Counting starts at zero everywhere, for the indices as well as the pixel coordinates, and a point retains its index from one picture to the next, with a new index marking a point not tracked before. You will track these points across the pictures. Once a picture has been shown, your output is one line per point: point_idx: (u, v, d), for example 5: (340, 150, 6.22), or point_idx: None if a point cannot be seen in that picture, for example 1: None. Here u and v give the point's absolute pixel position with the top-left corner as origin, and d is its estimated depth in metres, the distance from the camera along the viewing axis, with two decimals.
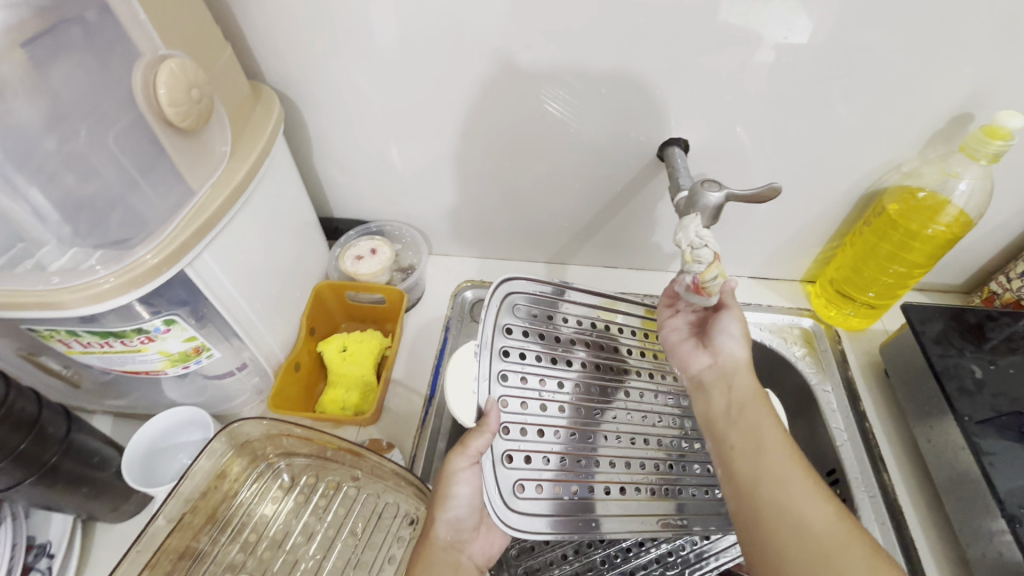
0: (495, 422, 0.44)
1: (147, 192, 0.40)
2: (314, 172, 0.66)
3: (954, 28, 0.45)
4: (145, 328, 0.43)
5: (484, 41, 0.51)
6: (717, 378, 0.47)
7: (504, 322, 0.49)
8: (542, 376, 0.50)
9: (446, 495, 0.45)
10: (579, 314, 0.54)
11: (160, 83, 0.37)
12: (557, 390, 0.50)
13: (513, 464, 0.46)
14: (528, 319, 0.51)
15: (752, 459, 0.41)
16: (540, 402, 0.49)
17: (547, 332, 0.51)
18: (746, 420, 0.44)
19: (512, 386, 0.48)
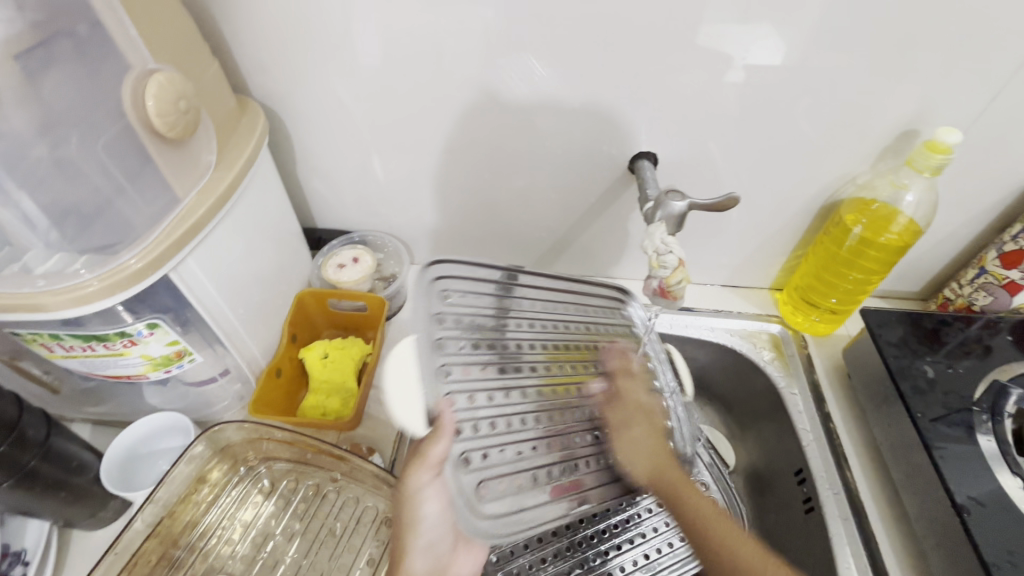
0: (450, 422, 0.39)
1: (134, 198, 0.41)
2: (298, 183, 0.68)
3: (895, 51, 0.49)
4: (128, 332, 0.44)
5: (462, 57, 0.53)
6: (627, 410, 0.48)
7: (434, 309, 0.43)
8: (484, 361, 0.44)
9: (414, 519, 0.43)
10: (494, 292, 0.47)
11: (149, 95, 0.38)
12: (503, 374, 0.44)
13: (473, 465, 0.40)
14: (443, 306, 0.44)
15: (682, 500, 0.45)
16: (487, 394, 0.43)
17: (476, 314, 0.45)
18: (645, 454, 0.47)
19: (456, 381, 0.41)
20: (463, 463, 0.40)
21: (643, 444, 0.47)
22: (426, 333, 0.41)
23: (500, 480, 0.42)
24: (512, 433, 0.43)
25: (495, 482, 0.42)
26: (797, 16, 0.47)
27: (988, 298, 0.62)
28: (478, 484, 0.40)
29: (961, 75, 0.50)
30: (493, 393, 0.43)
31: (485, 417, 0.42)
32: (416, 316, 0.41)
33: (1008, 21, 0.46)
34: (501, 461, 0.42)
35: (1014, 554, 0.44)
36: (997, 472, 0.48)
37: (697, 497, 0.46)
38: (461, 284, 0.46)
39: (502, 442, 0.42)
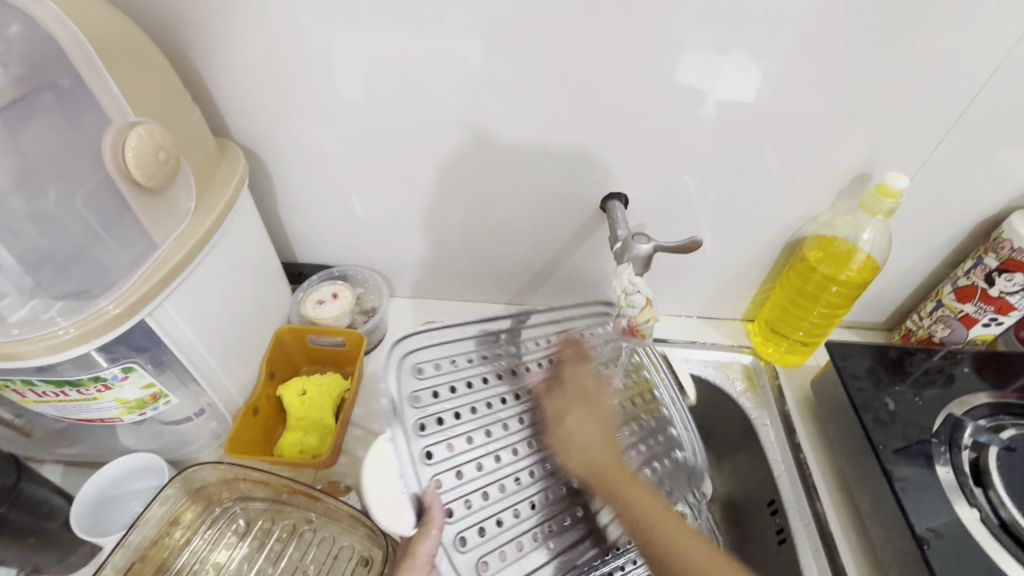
0: (439, 518, 0.40)
1: (110, 246, 0.42)
2: (278, 220, 0.69)
3: (846, 98, 0.52)
4: (102, 376, 0.45)
5: (438, 103, 0.56)
6: (569, 398, 0.49)
7: (409, 391, 0.43)
8: (467, 432, 0.44)
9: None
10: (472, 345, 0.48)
11: (128, 147, 0.40)
12: (489, 438, 0.45)
13: (468, 545, 0.42)
14: (418, 380, 0.44)
15: (624, 487, 0.47)
16: (474, 465, 0.44)
17: (455, 382, 0.46)
18: (596, 444, 0.48)
19: (440, 461, 0.42)
20: (459, 544, 0.41)
21: (587, 427, 0.49)
22: (404, 421, 0.42)
23: (500, 548, 0.43)
24: (508, 498, 0.44)
25: (490, 553, 0.42)
26: (750, 68, 0.51)
27: (947, 329, 0.64)
28: (479, 559, 0.42)
29: (905, 122, 0.53)
30: (481, 461, 0.44)
31: (476, 490, 0.43)
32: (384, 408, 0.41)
33: (945, 74, 0.50)
34: (498, 530, 0.43)
35: None
36: (956, 503, 0.50)
37: (640, 499, 0.46)
38: (427, 350, 0.45)
39: (495, 511, 0.44)
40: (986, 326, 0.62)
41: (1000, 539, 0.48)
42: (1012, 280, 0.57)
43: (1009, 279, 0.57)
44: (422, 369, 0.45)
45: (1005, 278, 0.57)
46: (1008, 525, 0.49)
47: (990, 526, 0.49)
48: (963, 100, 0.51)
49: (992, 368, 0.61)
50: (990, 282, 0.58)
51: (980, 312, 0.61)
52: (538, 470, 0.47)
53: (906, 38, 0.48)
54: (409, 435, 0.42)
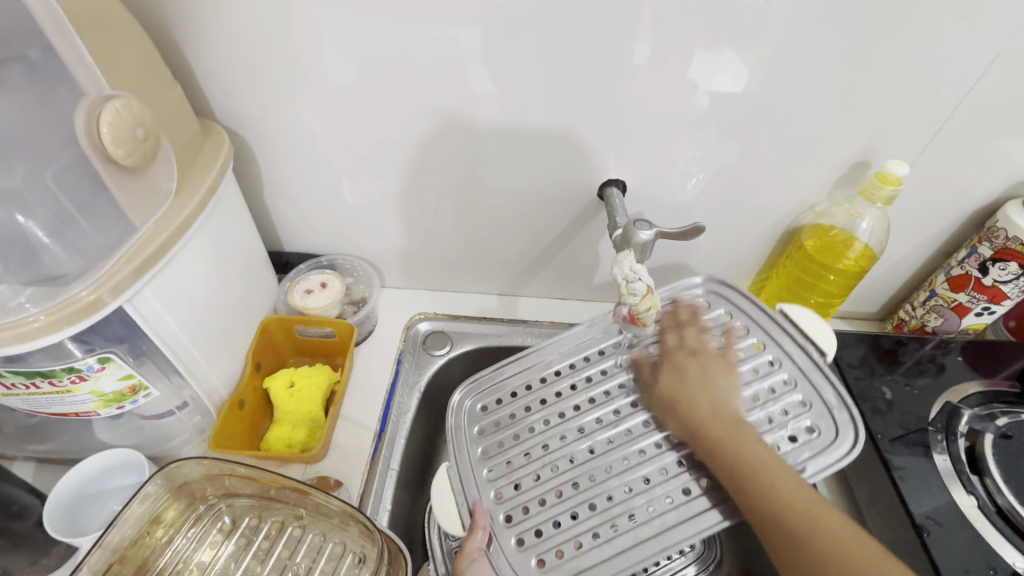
0: (482, 516, 0.45)
1: (86, 229, 0.40)
2: (264, 206, 0.67)
3: (850, 85, 0.51)
4: (77, 367, 0.43)
5: (432, 85, 0.54)
6: (689, 363, 0.49)
7: (473, 416, 0.53)
8: (524, 449, 0.49)
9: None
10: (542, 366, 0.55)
11: (104, 121, 0.37)
12: (547, 451, 0.49)
13: (525, 545, 0.44)
14: (491, 405, 0.53)
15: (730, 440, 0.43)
16: (533, 475, 0.48)
17: (520, 407, 0.52)
18: (688, 390, 0.47)
19: (500, 477, 0.48)
20: (518, 543, 0.44)
21: (725, 382, 0.47)
22: (466, 449, 0.50)
23: (557, 548, 0.44)
24: (568, 501, 0.46)
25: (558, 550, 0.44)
26: (753, 53, 0.50)
27: (940, 319, 0.65)
28: (537, 557, 0.44)
29: (905, 112, 0.53)
30: (539, 472, 0.48)
31: (536, 496, 0.46)
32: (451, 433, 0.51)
33: (948, 62, 0.49)
34: (556, 530, 0.45)
35: (970, 572, 0.46)
36: (952, 489, 0.50)
37: (750, 443, 0.43)
38: (502, 370, 0.55)
39: (562, 510, 0.45)
40: (978, 315, 0.63)
41: (997, 525, 0.48)
42: (1006, 269, 0.57)
43: (1003, 268, 0.57)
44: (487, 393, 0.54)
45: (999, 267, 0.57)
46: (1005, 511, 0.49)
47: (987, 512, 0.49)
48: (964, 89, 0.51)
49: (985, 356, 0.61)
50: (984, 271, 0.59)
51: (973, 301, 0.62)
52: (616, 464, 0.47)
53: (910, 24, 0.47)
54: (470, 460, 0.50)
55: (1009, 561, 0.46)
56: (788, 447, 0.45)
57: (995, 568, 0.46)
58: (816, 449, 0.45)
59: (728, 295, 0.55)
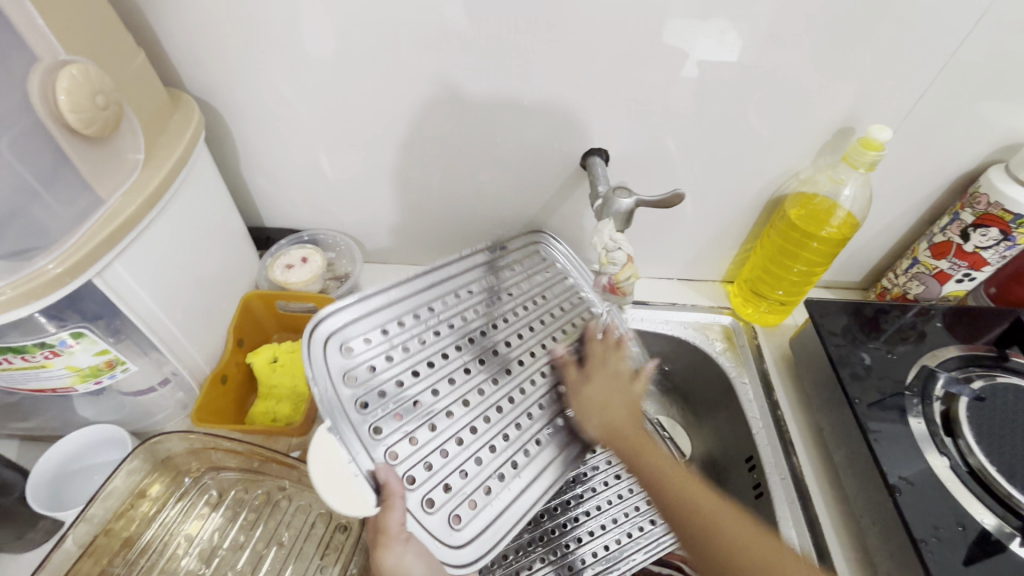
0: (397, 490, 0.37)
1: (49, 203, 0.38)
2: (242, 180, 0.65)
3: (840, 48, 0.50)
4: (49, 342, 0.42)
5: (410, 56, 0.52)
6: (598, 370, 0.50)
7: (345, 367, 0.41)
8: (415, 396, 0.42)
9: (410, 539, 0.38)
10: (383, 321, 0.44)
11: (60, 88, 0.36)
12: (422, 406, 0.42)
13: (434, 508, 0.39)
14: (353, 372, 0.41)
15: (645, 459, 0.47)
16: (421, 430, 0.41)
17: (376, 361, 0.42)
18: (606, 397, 0.48)
19: (393, 432, 0.40)
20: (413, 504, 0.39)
21: (611, 391, 0.49)
22: (359, 412, 0.39)
23: (467, 501, 0.40)
24: (451, 463, 0.41)
25: (462, 506, 0.40)
26: (738, 17, 0.48)
27: (921, 287, 0.65)
28: (451, 514, 0.40)
29: (890, 75, 0.52)
30: (416, 433, 0.41)
31: (422, 456, 0.40)
32: (329, 390, 0.39)
33: (934, 26, 0.48)
34: (487, 498, 0.41)
35: (940, 529, 0.47)
36: (927, 452, 0.51)
37: (655, 459, 0.47)
38: (356, 319, 0.43)
39: (464, 460, 0.41)
40: (959, 282, 0.63)
41: (969, 484, 0.49)
42: (987, 235, 0.57)
43: (984, 234, 0.57)
44: (358, 340, 0.42)
45: (981, 232, 0.57)
46: (976, 471, 0.50)
47: (959, 472, 0.50)
48: (950, 50, 0.50)
49: (964, 323, 0.61)
50: (965, 237, 0.59)
51: (955, 268, 0.62)
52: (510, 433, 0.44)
53: None
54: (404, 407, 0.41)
55: (978, 518, 0.47)
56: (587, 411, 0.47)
57: (964, 525, 0.47)
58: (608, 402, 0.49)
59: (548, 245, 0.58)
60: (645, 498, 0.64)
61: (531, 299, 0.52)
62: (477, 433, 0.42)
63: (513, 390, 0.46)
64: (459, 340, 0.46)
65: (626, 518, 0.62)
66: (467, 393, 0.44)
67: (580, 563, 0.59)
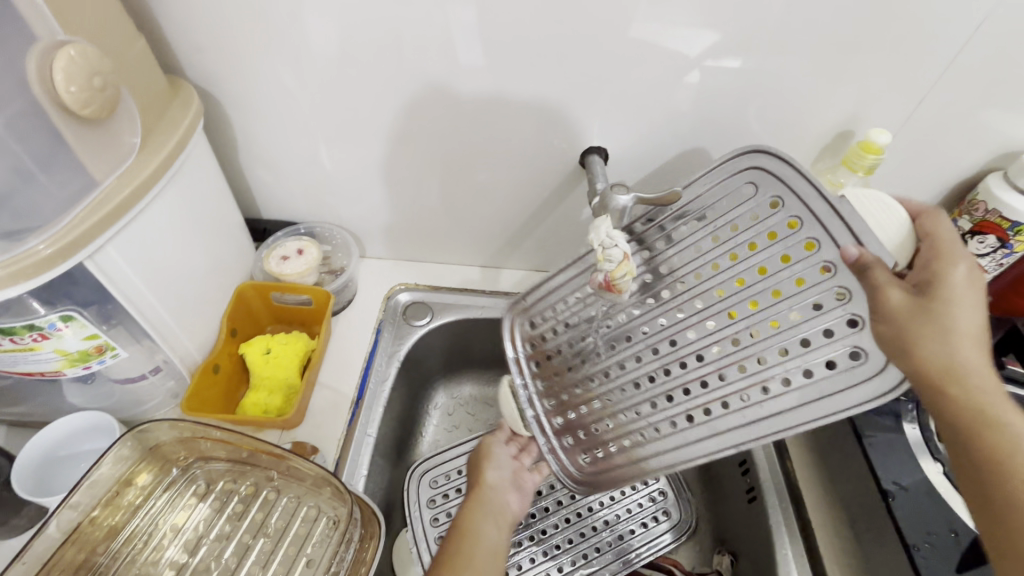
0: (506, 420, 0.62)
1: (44, 183, 0.38)
2: (240, 171, 0.65)
3: (841, 52, 0.50)
4: (38, 324, 0.42)
5: (410, 49, 0.52)
6: (925, 305, 0.38)
7: (523, 339, 0.58)
8: (573, 364, 0.55)
9: (489, 451, 0.60)
10: (562, 297, 0.55)
11: (59, 69, 0.36)
12: (590, 368, 0.53)
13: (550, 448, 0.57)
14: (529, 346, 0.58)
15: (956, 415, 0.38)
16: (578, 387, 0.55)
17: (549, 333, 0.57)
18: (955, 342, 0.37)
19: (551, 388, 0.57)
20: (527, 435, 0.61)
21: (965, 318, 0.37)
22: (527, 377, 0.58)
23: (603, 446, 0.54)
24: (602, 420, 0.53)
25: (594, 451, 0.54)
26: (742, 19, 0.48)
27: None
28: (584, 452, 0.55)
29: (889, 81, 0.52)
30: (582, 383, 0.54)
31: (584, 402, 0.54)
32: (516, 362, 0.58)
33: (932, 32, 0.48)
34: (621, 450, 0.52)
35: (933, 535, 0.47)
36: (921, 459, 0.51)
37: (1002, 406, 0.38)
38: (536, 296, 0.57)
39: (605, 419, 0.53)
40: None
41: None
42: (984, 242, 0.57)
43: (981, 241, 0.57)
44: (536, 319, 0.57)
45: (977, 240, 0.57)
46: None
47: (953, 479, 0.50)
48: (950, 57, 0.50)
49: None
50: (962, 244, 0.59)
51: None
52: (658, 404, 0.49)
53: None
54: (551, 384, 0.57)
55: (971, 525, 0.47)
56: (802, 382, 0.42)
57: (957, 532, 0.47)
58: (846, 378, 0.41)
59: (775, 168, 0.41)
60: (638, 501, 0.64)
61: (707, 263, 0.46)
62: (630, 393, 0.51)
63: (674, 365, 0.48)
64: (603, 322, 0.52)
65: (618, 521, 0.63)
66: (606, 369, 0.52)
67: (570, 565, 0.60)
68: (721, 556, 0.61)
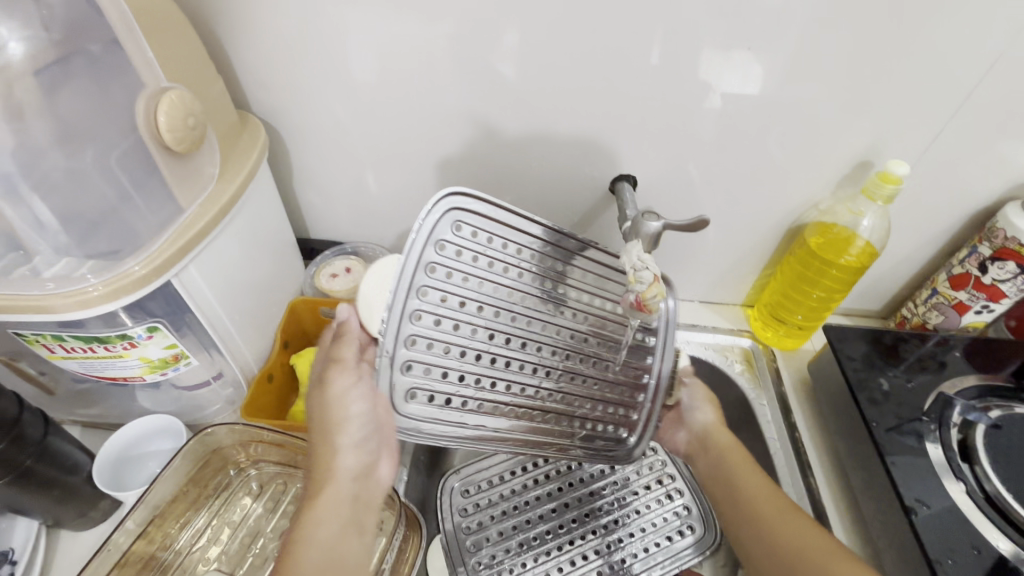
0: (353, 328, 0.52)
1: (140, 207, 0.44)
2: (293, 195, 0.71)
3: (857, 88, 0.53)
4: (128, 334, 0.47)
5: (455, 85, 0.57)
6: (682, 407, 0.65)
7: (440, 239, 0.45)
8: (467, 300, 0.48)
9: (342, 419, 0.48)
10: (503, 233, 0.48)
11: (161, 112, 0.41)
12: (477, 318, 0.48)
13: (409, 373, 0.47)
14: (450, 255, 0.46)
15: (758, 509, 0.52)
16: (451, 322, 0.47)
17: (468, 253, 0.47)
18: (725, 447, 0.58)
19: (427, 308, 0.46)
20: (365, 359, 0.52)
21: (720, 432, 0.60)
22: (416, 283, 0.45)
23: (435, 395, 0.49)
24: (446, 367, 0.48)
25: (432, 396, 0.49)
26: (762, 56, 0.52)
27: (940, 317, 0.67)
28: (408, 387, 0.47)
29: (907, 113, 0.55)
30: (456, 326, 0.48)
31: (440, 342, 0.47)
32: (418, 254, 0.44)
33: (945, 70, 0.51)
34: (450, 406, 0.50)
35: (956, 551, 0.48)
36: (945, 480, 0.52)
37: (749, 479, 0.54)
38: (478, 207, 0.46)
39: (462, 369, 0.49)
40: (977, 313, 0.65)
41: (986, 511, 0.50)
42: (1004, 268, 0.59)
43: (1001, 267, 0.59)
44: (471, 232, 0.47)
45: (998, 265, 0.59)
46: (992, 498, 0.51)
47: (976, 498, 0.51)
48: (964, 90, 0.53)
49: (982, 353, 0.63)
50: (983, 270, 0.60)
51: (973, 299, 0.63)
52: (500, 386, 0.51)
53: (913, 28, 0.49)
54: (435, 306, 0.46)
55: (993, 542, 0.49)
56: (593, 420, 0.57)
57: (979, 549, 0.48)
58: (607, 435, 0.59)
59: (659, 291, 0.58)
60: (664, 515, 0.66)
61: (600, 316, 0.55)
62: (480, 361, 0.50)
63: (538, 367, 0.53)
64: (515, 291, 0.50)
65: (643, 534, 0.64)
66: (481, 333, 0.49)
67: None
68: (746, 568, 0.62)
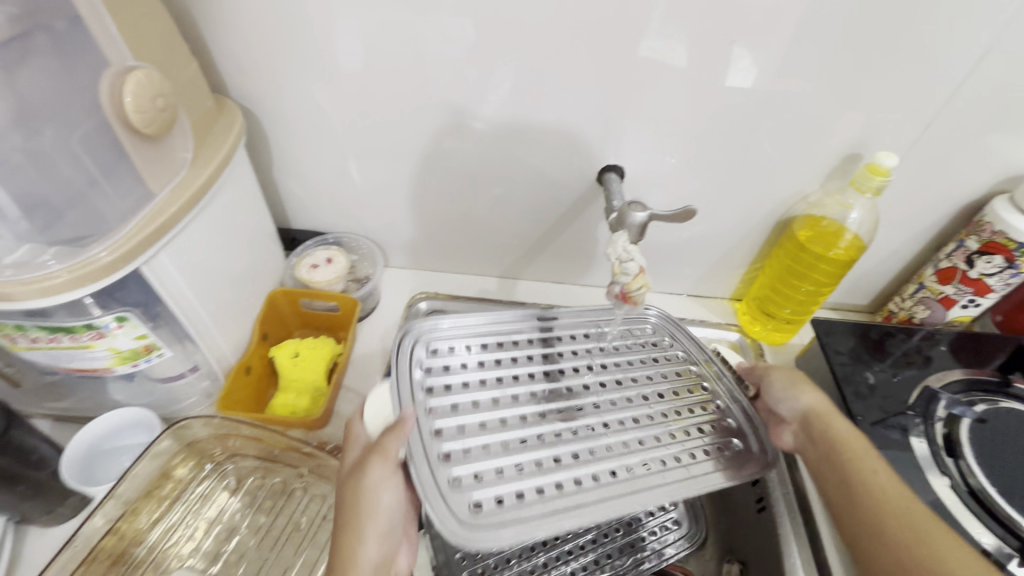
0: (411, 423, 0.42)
1: (107, 192, 0.42)
2: (274, 184, 0.69)
3: (848, 79, 0.53)
4: (95, 324, 0.45)
5: (439, 74, 0.55)
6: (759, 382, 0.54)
7: (420, 361, 0.48)
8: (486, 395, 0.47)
9: (373, 508, 0.42)
10: (482, 335, 0.51)
11: (127, 91, 0.39)
12: (501, 406, 0.47)
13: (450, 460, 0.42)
14: (438, 368, 0.48)
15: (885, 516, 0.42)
16: (478, 422, 0.45)
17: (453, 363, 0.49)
18: (835, 439, 0.47)
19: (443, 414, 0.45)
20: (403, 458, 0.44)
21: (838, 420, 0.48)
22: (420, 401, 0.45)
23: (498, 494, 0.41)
24: (501, 456, 0.44)
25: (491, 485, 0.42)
26: (752, 46, 0.51)
27: (927, 311, 0.67)
28: (473, 498, 0.41)
29: (897, 106, 0.54)
30: (485, 421, 0.46)
31: (478, 441, 0.44)
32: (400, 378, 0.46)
33: (936, 63, 0.51)
34: (539, 496, 0.42)
35: None
36: (929, 474, 0.52)
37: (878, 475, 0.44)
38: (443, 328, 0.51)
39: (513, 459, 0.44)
40: (964, 307, 0.64)
41: (970, 505, 0.50)
42: (992, 262, 0.59)
43: (988, 261, 0.59)
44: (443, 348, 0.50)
45: (985, 259, 0.59)
46: (976, 491, 0.51)
47: (960, 493, 0.51)
48: (955, 84, 0.52)
49: (968, 348, 0.63)
50: (970, 264, 0.60)
51: (960, 293, 0.63)
52: (580, 454, 0.45)
53: (904, 18, 0.48)
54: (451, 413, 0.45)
55: (977, 537, 0.48)
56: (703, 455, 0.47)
57: None
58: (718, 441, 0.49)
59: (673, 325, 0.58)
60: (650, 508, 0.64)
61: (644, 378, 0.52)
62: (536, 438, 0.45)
63: (600, 426, 0.47)
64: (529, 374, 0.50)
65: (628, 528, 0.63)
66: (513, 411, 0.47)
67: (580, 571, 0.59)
68: (731, 565, 0.62)
